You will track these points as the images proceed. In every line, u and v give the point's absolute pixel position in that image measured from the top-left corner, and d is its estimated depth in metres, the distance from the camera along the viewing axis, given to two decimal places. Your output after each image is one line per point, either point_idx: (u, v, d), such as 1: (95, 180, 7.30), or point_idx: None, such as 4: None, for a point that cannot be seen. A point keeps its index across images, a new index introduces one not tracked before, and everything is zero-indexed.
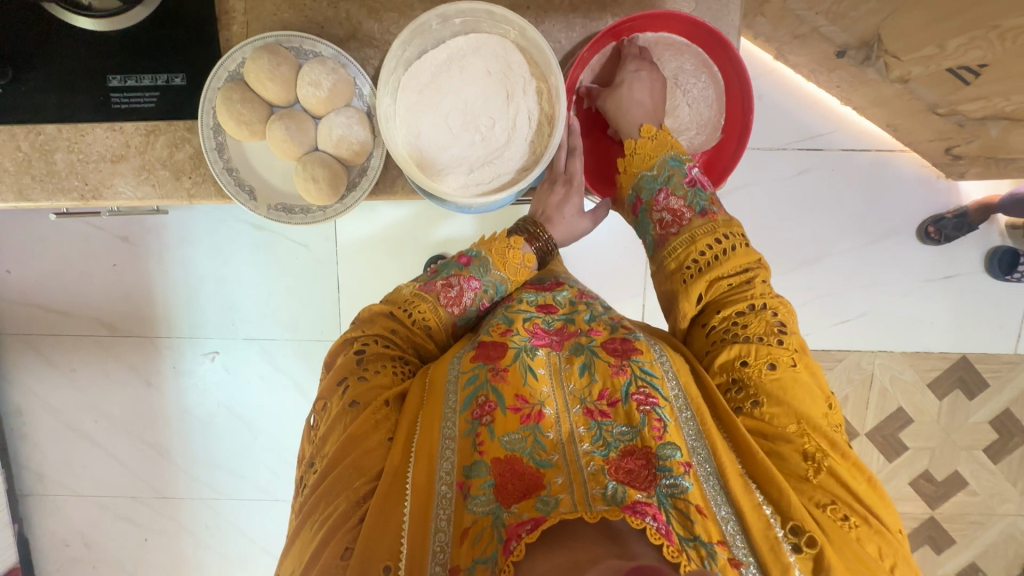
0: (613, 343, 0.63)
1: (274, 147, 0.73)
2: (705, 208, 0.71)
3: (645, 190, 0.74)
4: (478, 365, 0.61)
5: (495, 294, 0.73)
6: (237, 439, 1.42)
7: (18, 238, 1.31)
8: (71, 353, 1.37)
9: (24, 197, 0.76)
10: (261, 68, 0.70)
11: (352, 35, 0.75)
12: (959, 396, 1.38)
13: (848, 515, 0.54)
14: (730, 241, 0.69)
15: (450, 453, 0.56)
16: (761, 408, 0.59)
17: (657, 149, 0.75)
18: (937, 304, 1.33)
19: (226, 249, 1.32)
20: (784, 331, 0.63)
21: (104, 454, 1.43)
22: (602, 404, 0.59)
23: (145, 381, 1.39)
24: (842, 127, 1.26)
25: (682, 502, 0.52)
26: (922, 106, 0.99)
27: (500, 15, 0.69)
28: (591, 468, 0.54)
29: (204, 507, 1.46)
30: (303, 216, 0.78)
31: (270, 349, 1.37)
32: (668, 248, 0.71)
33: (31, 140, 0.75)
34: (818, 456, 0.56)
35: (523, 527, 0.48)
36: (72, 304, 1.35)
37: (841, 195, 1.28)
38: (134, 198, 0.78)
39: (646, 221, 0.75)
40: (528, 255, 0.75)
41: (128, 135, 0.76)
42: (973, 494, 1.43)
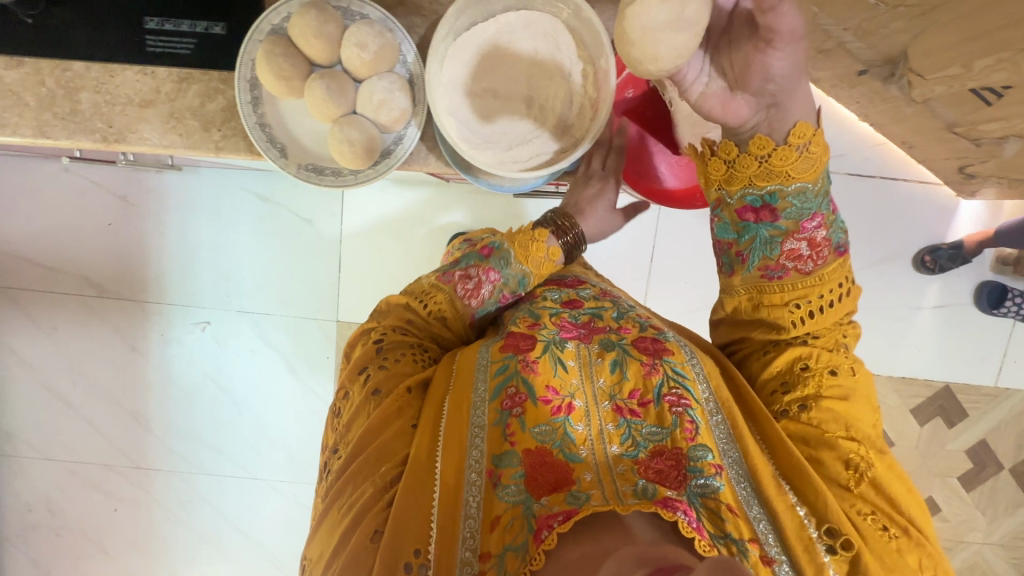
0: (644, 342, 0.62)
1: (311, 104, 0.72)
2: (841, 243, 0.61)
3: (787, 209, 0.59)
4: (508, 356, 0.61)
5: (516, 288, 0.73)
6: (221, 412, 1.39)
7: (10, 187, 1.26)
8: (55, 311, 1.33)
9: (43, 134, 0.73)
10: (308, 23, 0.68)
11: (401, 0, 0.73)
12: (939, 424, 1.42)
13: (888, 524, 0.54)
14: (845, 286, 0.62)
15: (480, 441, 0.55)
16: (809, 413, 0.59)
17: (808, 164, 0.57)
18: (926, 332, 1.37)
19: (228, 216, 1.30)
20: (848, 349, 0.63)
21: (79, 418, 1.39)
22: (633, 403, 0.58)
23: (130, 345, 1.35)
24: (849, 153, 1.29)
25: (712, 501, 0.52)
26: (941, 123, 1.04)
27: None
28: (620, 468, 0.53)
29: (179, 480, 1.42)
30: (333, 178, 0.77)
31: (264, 323, 1.35)
32: (784, 281, 0.61)
33: (57, 76, 0.72)
34: (862, 466, 0.56)
35: (555, 518, 0.46)
36: (61, 259, 1.30)
37: (843, 219, 1.31)
38: (158, 145, 0.75)
39: (768, 240, 0.60)
40: (550, 249, 0.75)
41: (160, 80, 0.73)
42: (944, 520, 1.47)
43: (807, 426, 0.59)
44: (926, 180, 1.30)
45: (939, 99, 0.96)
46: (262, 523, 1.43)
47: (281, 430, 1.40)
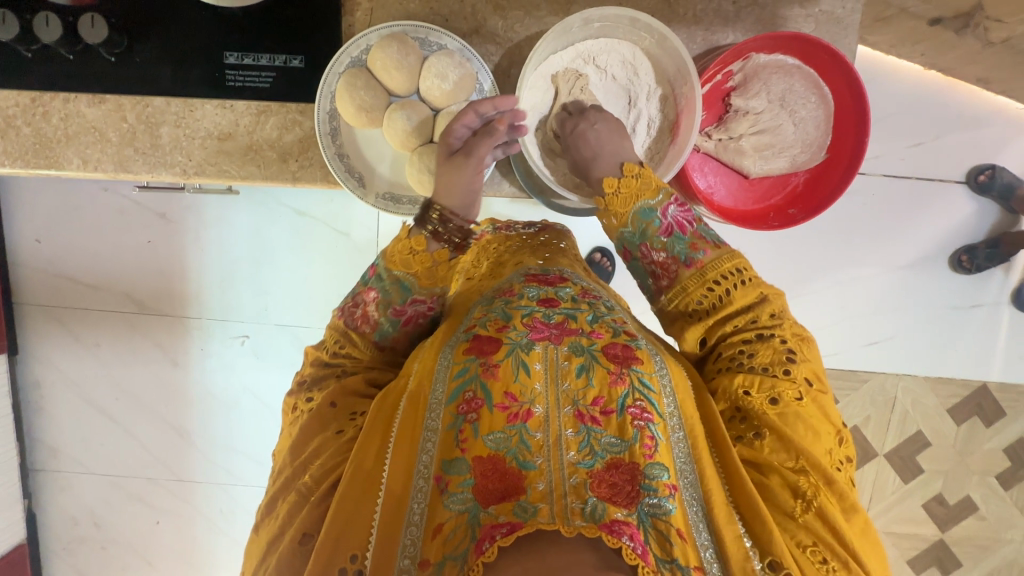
0: (613, 348, 0.59)
1: (391, 135, 0.74)
2: (689, 255, 0.65)
3: (629, 246, 0.69)
4: (470, 359, 0.58)
5: (402, 298, 0.64)
6: (262, 425, 1.41)
7: (53, 209, 1.28)
8: (97, 329, 1.35)
9: (125, 168, 0.76)
10: (390, 57, 0.70)
11: (476, 30, 0.77)
12: (977, 423, 1.42)
13: (829, 557, 0.51)
14: (729, 282, 0.63)
15: (431, 445, 0.54)
16: (761, 442, 0.56)
17: (627, 201, 0.69)
18: (964, 332, 1.37)
19: (268, 231, 1.31)
20: (792, 362, 0.58)
21: (122, 432, 1.41)
22: (595, 410, 0.55)
23: (171, 360, 1.37)
24: (884, 155, 1.29)
25: (662, 523, 0.50)
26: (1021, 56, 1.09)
27: (641, 23, 0.74)
28: (573, 480, 0.51)
29: (221, 492, 1.44)
30: (410, 207, 0.78)
31: (303, 336, 1.36)
32: (665, 299, 0.67)
33: (138, 112, 0.75)
34: (810, 495, 0.52)
35: (499, 529, 0.47)
36: (105, 278, 1.32)
37: (880, 220, 1.31)
38: (236, 177, 0.77)
39: (639, 270, 0.70)
40: (418, 238, 0.65)
41: (238, 113, 0.75)
42: (982, 518, 1.47)
43: (762, 453, 0.56)
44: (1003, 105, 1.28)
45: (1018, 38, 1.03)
46: None
47: None
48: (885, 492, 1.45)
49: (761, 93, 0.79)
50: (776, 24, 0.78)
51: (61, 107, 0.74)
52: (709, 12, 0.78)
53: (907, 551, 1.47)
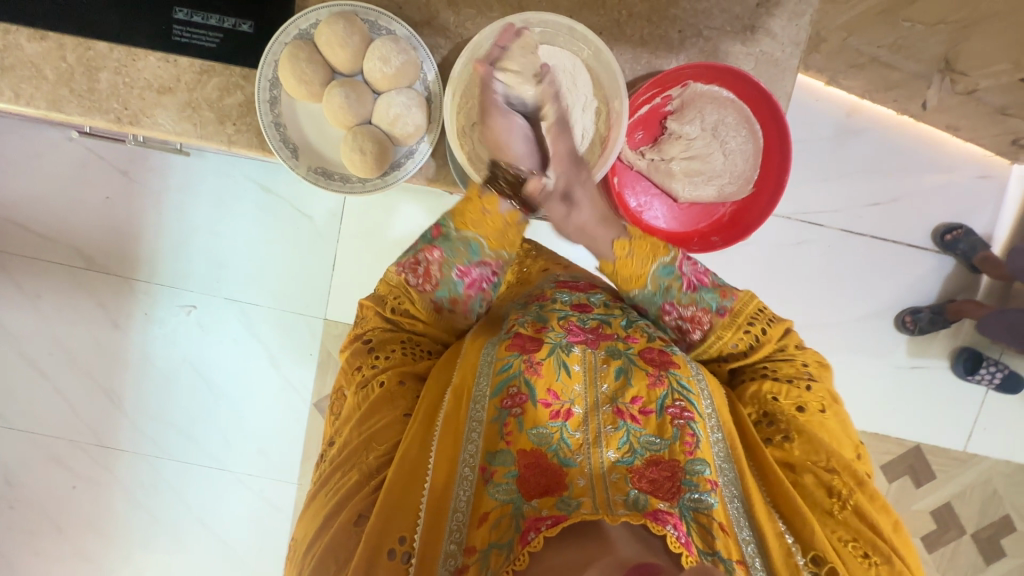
0: (650, 352, 0.63)
1: (329, 111, 0.73)
2: (718, 306, 0.69)
3: (645, 303, 0.72)
4: (513, 355, 0.62)
5: (469, 259, 0.72)
6: (197, 399, 1.37)
7: (10, 151, 1.25)
8: (40, 279, 1.31)
9: (57, 108, 0.74)
10: (335, 33, 0.70)
11: (427, 21, 0.76)
12: (908, 482, 1.40)
13: (870, 552, 0.55)
14: (762, 321, 0.69)
15: (476, 436, 0.57)
16: (791, 444, 0.61)
17: (644, 260, 0.71)
18: (903, 391, 1.40)
19: (229, 202, 1.30)
20: (814, 381, 0.64)
21: (50, 389, 1.36)
22: (634, 409, 0.59)
23: (112, 321, 1.33)
24: (844, 210, 1.33)
25: (704, 517, 0.53)
26: (989, 110, 1.16)
27: (579, 33, 0.73)
28: (614, 475, 0.55)
29: (144, 463, 1.39)
30: (340, 183, 0.77)
31: (251, 314, 1.34)
32: (693, 353, 0.70)
33: (79, 54, 0.73)
34: (844, 493, 0.57)
35: (543, 522, 0.49)
36: (55, 228, 1.29)
37: (831, 271, 1.34)
38: (171, 133, 0.76)
39: (659, 327, 0.72)
40: (489, 198, 0.70)
41: (181, 69, 0.74)
42: None
43: (793, 454, 0.60)
44: (975, 152, 1.34)
45: (984, 91, 1.10)
46: (222, 516, 1.40)
47: (253, 420, 1.38)
48: None
49: (695, 121, 0.82)
50: (718, 58, 0.79)
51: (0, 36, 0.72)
52: (654, 36, 0.77)
53: None
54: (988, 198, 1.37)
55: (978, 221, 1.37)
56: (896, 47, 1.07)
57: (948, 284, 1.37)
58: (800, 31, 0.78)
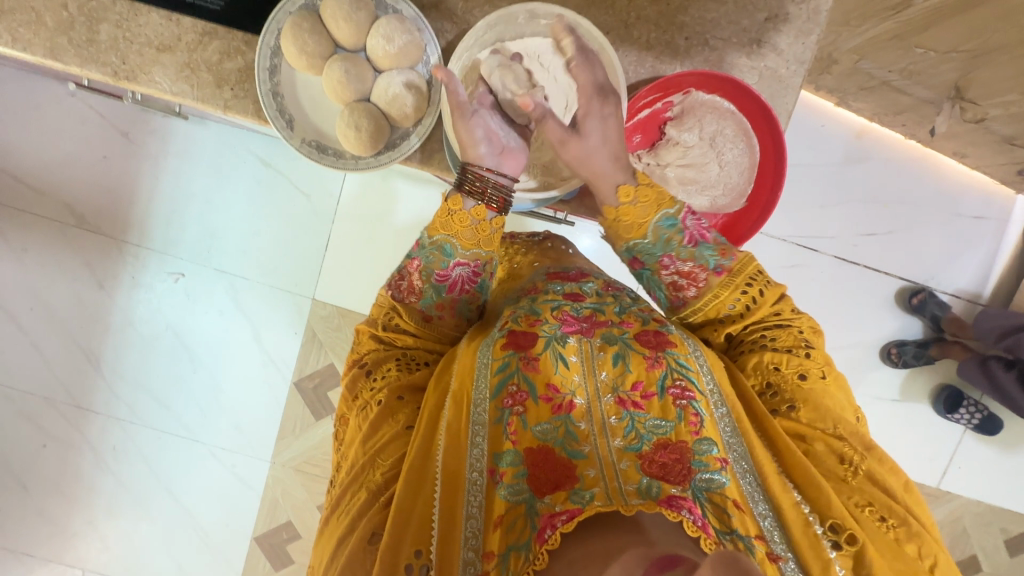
0: (646, 334, 0.59)
1: (328, 85, 0.73)
2: (717, 265, 0.62)
3: (644, 255, 0.64)
4: (509, 353, 0.57)
5: (445, 261, 0.64)
6: (176, 366, 1.36)
7: (10, 100, 1.24)
8: (28, 233, 1.30)
9: (53, 57, 0.72)
10: (340, 7, 0.70)
11: (435, 4, 0.76)
12: None
13: (887, 515, 0.50)
14: (759, 283, 0.62)
15: (481, 439, 0.53)
16: (798, 413, 0.55)
17: (646, 209, 0.63)
18: (881, 423, 1.40)
19: (225, 172, 1.29)
20: (811, 348, 0.58)
21: (27, 344, 1.35)
22: (636, 395, 0.54)
23: (96, 282, 1.32)
24: (839, 237, 1.33)
25: (718, 496, 0.48)
26: (995, 139, 1.19)
27: (584, 29, 0.73)
28: (623, 464, 0.50)
29: (115, 427, 1.38)
30: (334, 159, 0.75)
31: (238, 287, 1.33)
32: (688, 309, 0.64)
33: (80, 4, 0.72)
34: (855, 459, 0.52)
35: (559, 517, 0.45)
36: (48, 183, 1.28)
37: (821, 296, 1.34)
38: (167, 91, 0.75)
39: (651, 281, 0.65)
40: (453, 200, 0.64)
41: (183, 29, 0.73)
42: None
43: (801, 424, 0.55)
44: (981, 181, 1.35)
45: (994, 121, 1.14)
46: (190, 488, 1.39)
47: (232, 395, 1.37)
48: None
49: (693, 129, 0.82)
50: (722, 68, 0.79)
51: None
52: (660, 41, 0.77)
53: None
54: (982, 238, 1.37)
55: (970, 262, 1.37)
56: (908, 72, 1.09)
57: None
58: (806, 50, 0.79)
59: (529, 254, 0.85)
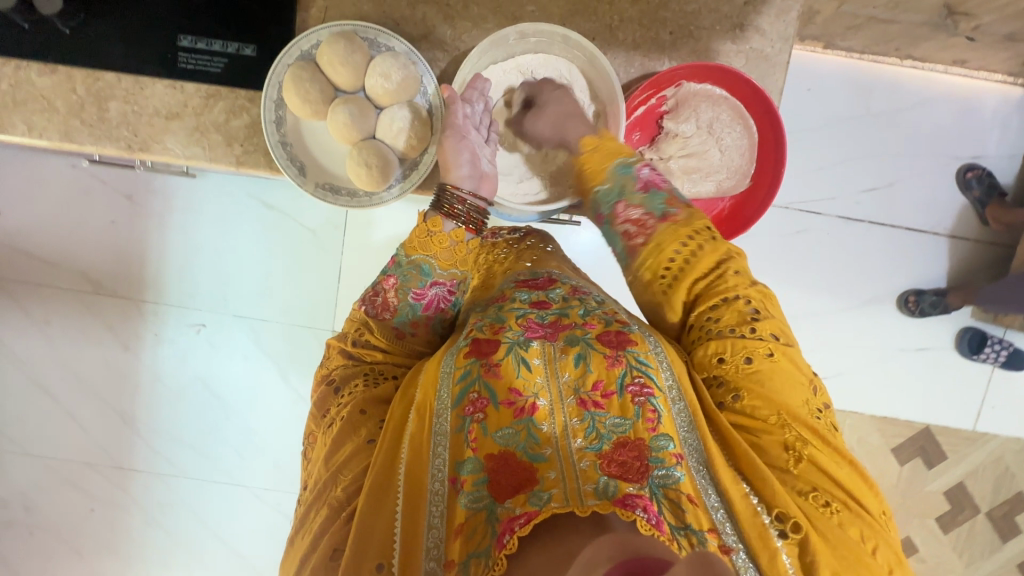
0: (607, 334, 0.59)
1: (334, 129, 0.74)
2: (665, 212, 0.62)
3: (602, 205, 0.66)
4: (471, 360, 0.58)
5: (422, 281, 0.68)
6: (209, 415, 1.39)
7: (16, 180, 1.27)
8: (50, 306, 1.33)
9: (68, 139, 0.75)
10: (337, 52, 0.72)
11: (425, 36, 0.77)
12: (920, 465, 1.44)
13: (832, 501, 0.49)
14: (698, 239, 0.60)
15: (443, 449, 0.53)
16: (743, 401, 0.54)
17: (605, 158, 0.68)
18: (909, 373, 1.41)
19: (232, 220, 1.31)
20: (756, 320, 0.55)
21: (64, 414, 1.38)
22: (596, 395, 0.55)
23: (121, 343, 1.35)
24: (842, 195, 1.34)
25: (673, 492, 0.49)
26: (998, 38, 1.14)
27: (573, 41, 0.78)
28: (583, 464, 0.51)
29: (159, 482, 1.40)
30: (348, 198, 0.78)
31: (259, 329, 1.35)
32: (637, 261, 0.61)
33: (87, 85, 0.74)
34: (799, 446, 0.51)
35: (516, 521, 0.45)
36: (62, 255, 1.31)
37: (832, 257, 1.35)
38: (180, 157, 0.77)
39: (609, 234, 0.65)
40: (433, 221, 0.69)
41: (188, 95, 0.76)
42: (922, 561, 1.48)
43: (747, 413, 0.54)
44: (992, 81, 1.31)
45: (991, 25, 1.08)
46: (240, 532, 1.41)
47: (267, 435, 1.39)
48: None
49: (691, 119, 0.83)
50: (709, 57, 0.80)
51: (11, 74, 0.74)
52: (646, 39, 0.79)
53: None
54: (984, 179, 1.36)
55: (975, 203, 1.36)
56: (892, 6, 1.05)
57: (954, 267, 1.37)
58: (789, 27, 0.80)
59: (506, 261, 0.81)
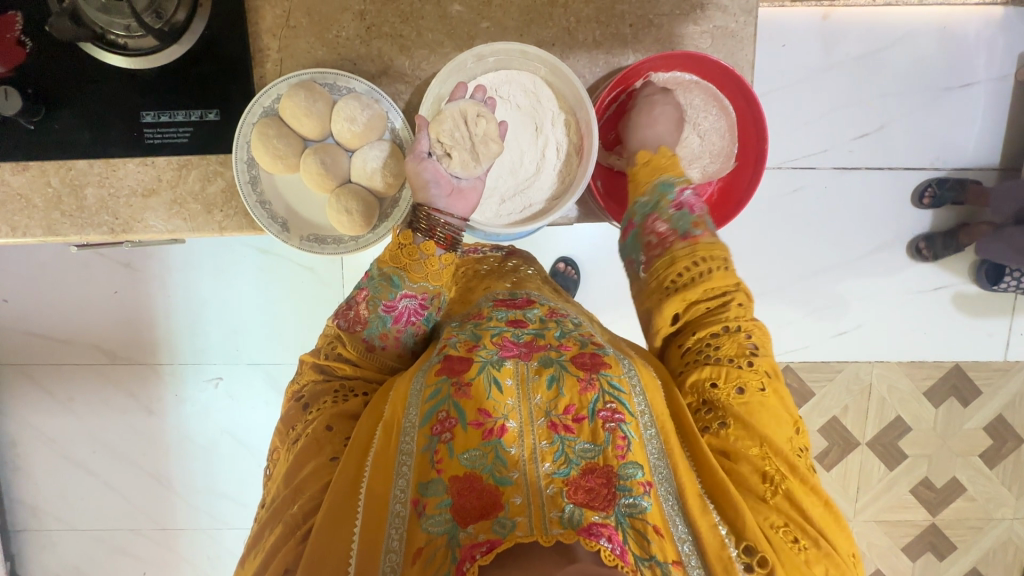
0: (582, 357, 0.59)
1: (308, 179, 0.75)
2: (689, 231, 0.63)
3: (636, 215, 0.67)
4: (441, 378, 0.57)
5: (392, 293, 0.64)
6: (240, 466, 1.40)
7: (16, 267, 1.29)
8: (70, 383, 1.35)
9: (54, 233, 0.76)
10: (298, 104, 0.71)
11: (384, 71, 0.77)
12: (954, 404, 1.42)
13: (800, 537, 0.50)
14: (708, 265, 0.60)
15: (406, 470, 0.53)
16: (728, 431, 0.55)
17: (650, 176, 0.70)
18: (930, 314, 1.38)
19: (230, 272, 1.32)
20: (755, 355, 0.57)
21: (101, 485, 1.40)
22: (567, 419, 0.55)
23: (144, 409, 1.37)
24: (833, 147, 1.31)
25: (639, 521, 0.50)
26: None
27: (532, 54, 0.75)
28: (549, 491, 0.51)
29: (204, 537, 1.42)
30: (334, 246, 0.78)
31: (275, 374, 1.36)
32: (651, 270, 0.64)
33: (62, 175, 0.75)
34: (777, 477, 0.52)
35: (478, 549, 0.46)
36: (72, 332, 1.33)
37: (834, 210, 1.33)
38: (164, 231, 0.77)
39: (635, 242, 0.67)
40: (404, 234, 0.65)
41: (160, 169, 0.76)
42: (971, 499, 1.46)
43: (727, 439, 0.55)
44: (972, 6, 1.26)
45: None
46: None
47: None
48: (872, 480, 1.45)
49: None
50: (673, 43, 0.79)
51: None
52: (607, 36, 0.78)
53: (900, 538, 1.47)
54: (977, 106, 1.31)
55: (972, 132, 1.32)
56: None
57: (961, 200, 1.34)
58: None
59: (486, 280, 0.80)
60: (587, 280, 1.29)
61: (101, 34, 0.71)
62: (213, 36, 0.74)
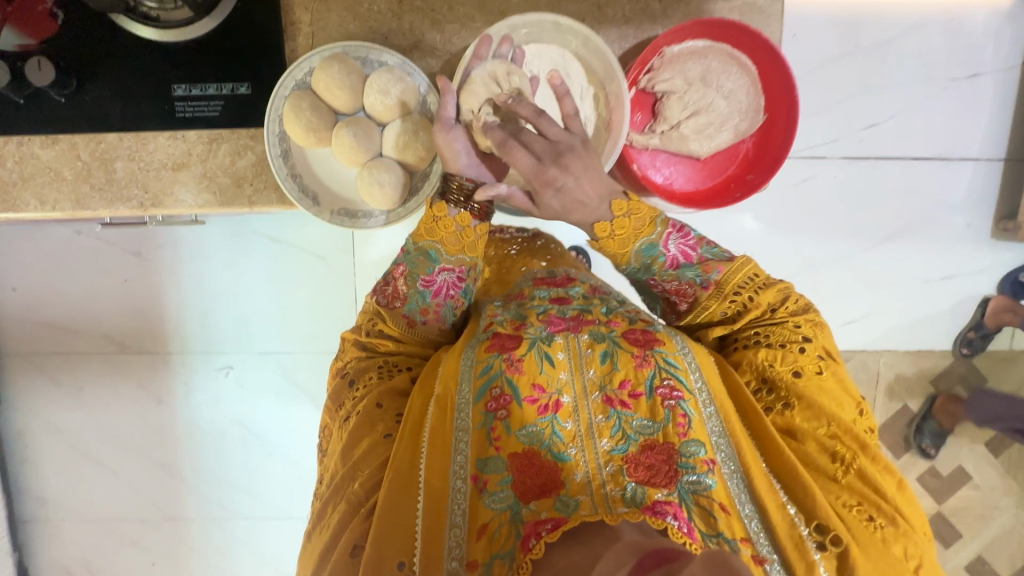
0: (633, 334, 0.60)
1: (341, 152, 0.78)
2: (702, 280, 0.63)
3: (632, 277, 0.68)
4: (493, 356, 0.58)
5: (430, 267, 0.65)
6: (249, 455, 1.40)
7: (26, 254, 1.28)
8: (79, 372, 1.34)
9: (82, 207, 0.79)
10: (332, 76, 0.74)
11: (415, 45, 0.79)
12: (960, 392, 1.44)
13: (875, 515, 0.52)
14: (749, 289, 0.62)
15: (465, 445, 0.54)
16: (792, 411, 0.57)
17: (626, 241, 0.65)
18: (939, 304, 1.39)
19: (241, 261, 1.31)
20: (807, 341, 0.60)
21: (109, 475, 1.39)
22: (623, 394, 0.56)
23: (155, 399, 1.36)
24: (842, 137, 1.32)
25: (704, 499, 0.51)
26: None
27: (564, 26, 0.77)
28: (610, 468, 0.52)
29: (214, 527, 1.42)
30: (365, 220, 0.82)
31: (286, 364, 1.36)
32: (684, 319, 0.66)
33: (91, 149, 0.78)
34: (848, 458, 0.54)
35: (544, 526, 0.47)
36: (82, 321, 1.32)
37: (844, 199, 1.34)
38: (193, 206, 0.80)
39: (648, 294, 0.70)
40: (438, 206, 0.65)
41: (190, 143, 0.78)
42: (978, 488, 1.48)
43: (793, 421, 0.57)
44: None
45: None
46: None
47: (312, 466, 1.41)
48: None
49: (682, 77, 0.83)
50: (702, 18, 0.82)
51: (15, 150, 0.78)
52: (636, 12, 0.81)
53: None
54: (985, 96, 1.31)
55: (979, 122, 1.32)
56: None
57: (970, 190, 1.35)
58: None
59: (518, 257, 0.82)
60: (599, 268, 1.30)
61: (134, 7, 0.74)
62: (246, 13, 0.76)
